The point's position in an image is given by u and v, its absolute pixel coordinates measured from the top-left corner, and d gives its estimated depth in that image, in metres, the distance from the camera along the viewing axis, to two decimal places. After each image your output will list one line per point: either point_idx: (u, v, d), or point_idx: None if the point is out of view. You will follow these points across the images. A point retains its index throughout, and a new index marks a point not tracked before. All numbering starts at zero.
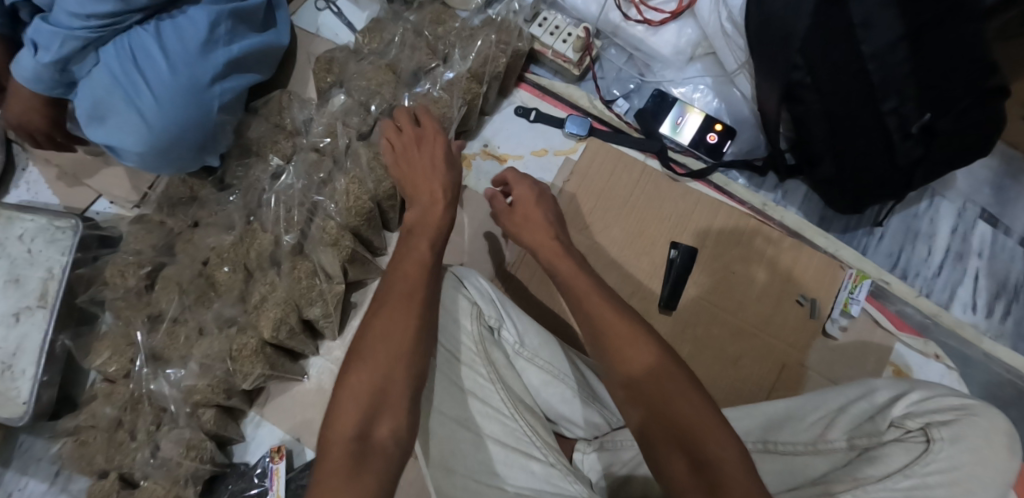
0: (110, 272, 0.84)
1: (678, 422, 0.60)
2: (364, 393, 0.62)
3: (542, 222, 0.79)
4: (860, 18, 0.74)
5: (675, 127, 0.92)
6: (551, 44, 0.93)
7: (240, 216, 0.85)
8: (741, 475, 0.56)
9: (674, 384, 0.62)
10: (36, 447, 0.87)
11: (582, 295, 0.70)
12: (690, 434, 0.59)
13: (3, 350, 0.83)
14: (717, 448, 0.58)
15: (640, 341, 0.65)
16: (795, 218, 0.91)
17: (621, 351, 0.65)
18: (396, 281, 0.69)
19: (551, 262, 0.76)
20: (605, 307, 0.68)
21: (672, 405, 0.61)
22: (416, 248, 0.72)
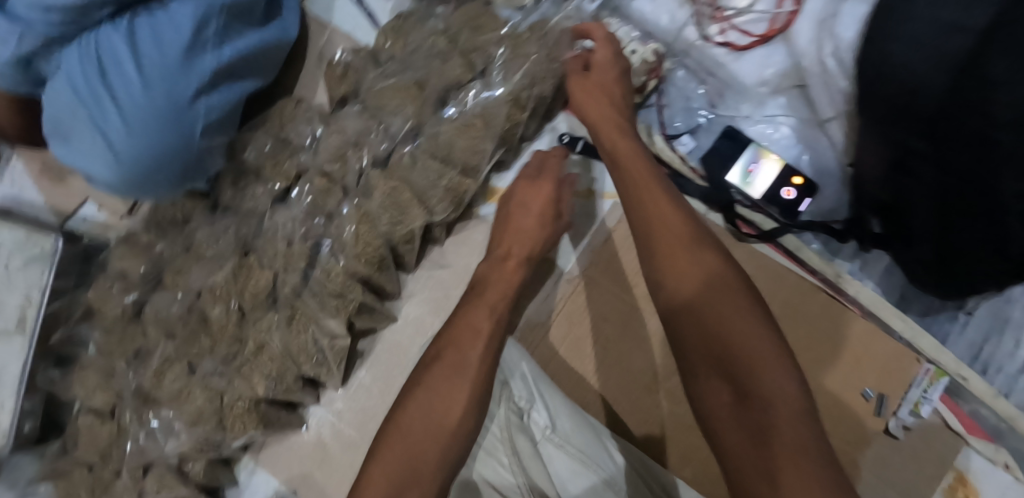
0: (94, 298, 0.76)
1: (716, 339, 0.52)
2: (393, 470, 0.55)
3: (608, 101, 0.70)
4: (1003, 74, 0.55)
5: (748, 176, 0.78)
6: None
7: (234, 245, 0.74)
8: (786, 410, 0.48)
9: (718, 296, 0.53)
10: None
11: (641, 190, 0.61)
12: (736, 352, 0.51)
13: None
14: (767, 377, 0.49)
15: (691, 249, 0.56)
16: (874, 296, 0.78)
17: (668, 261, 0.56)
18: (449, 350, 0.61)
19: (620, 166, 0.64)
20: (657, 208, 0.59)
21: (714, 315, 0.53)
22: (475, 314, 0.64)
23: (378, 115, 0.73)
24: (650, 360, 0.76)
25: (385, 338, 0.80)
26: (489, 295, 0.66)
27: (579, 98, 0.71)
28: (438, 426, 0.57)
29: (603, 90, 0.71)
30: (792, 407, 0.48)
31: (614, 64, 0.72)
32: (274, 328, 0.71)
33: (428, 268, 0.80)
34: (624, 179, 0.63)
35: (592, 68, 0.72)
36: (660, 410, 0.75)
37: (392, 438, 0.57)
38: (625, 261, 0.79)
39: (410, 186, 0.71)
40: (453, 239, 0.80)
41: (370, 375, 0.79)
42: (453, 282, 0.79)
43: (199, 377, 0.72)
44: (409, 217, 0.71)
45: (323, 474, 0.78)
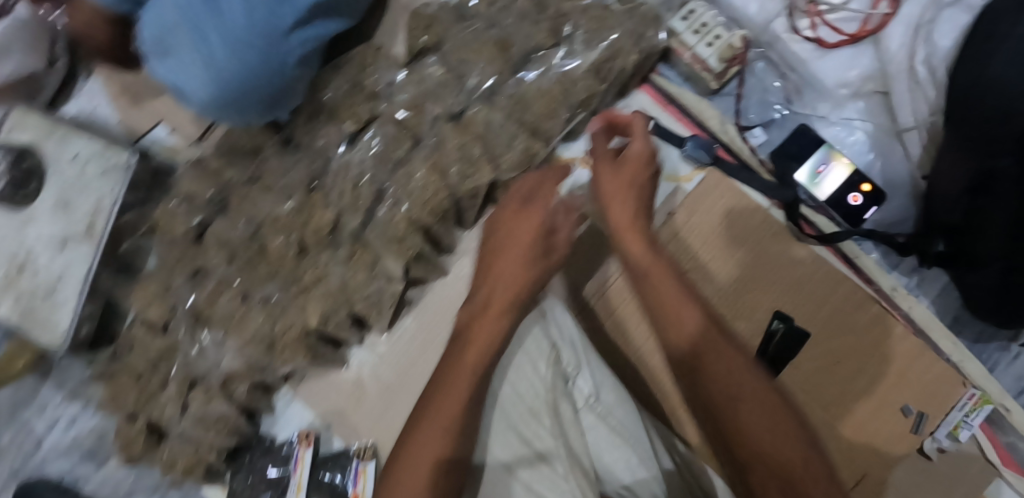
0: (161, 217, 0.80)
1: (773, 468, 0.52)
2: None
3: (637, 198, 0.64)
4: None
5: (815, 176, 0.77)
6: (691, 44, 0.76)
7: (303, 180, 0.76)
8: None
9: (771, 420, 0.54)
10: (79, 368, 0.90)
11: (657, 278, 0.61)
12: (798, 483, 0.52)
13: (49, 273, 0.81)
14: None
15: (740, 368, 0.56)
16: (926, 315, 0.77)
17: (717, 382, 0.56)
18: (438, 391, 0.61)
19: (650, 279, 0.61)
20: (699, 323, 0.59)
21: (764, 441, 0.53)
22: (467, 355, 0.62)
23: (458, 71, 0.75)
24: None
25: (435, 290, 0.79)
26: (490, 321, 0.63)
27: (607, 181, 0.65)
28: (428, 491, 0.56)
29: (635, 181, 0.65)
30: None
31: (649, 165, 0.65)
32: (334, 264, 0.74)
33: None
34: (646, 286, 0.61)
35: (625, 160, 0.65)
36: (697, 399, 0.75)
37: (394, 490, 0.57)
38: (678, 249, 0.76)
39: (484, 144, 0.72)
40: None
41: (416, 324, 0.79)
42: None
43: (256, 300, 0.75)
44: (480, 171, 0.72)
45: (357, 414, 0.79)
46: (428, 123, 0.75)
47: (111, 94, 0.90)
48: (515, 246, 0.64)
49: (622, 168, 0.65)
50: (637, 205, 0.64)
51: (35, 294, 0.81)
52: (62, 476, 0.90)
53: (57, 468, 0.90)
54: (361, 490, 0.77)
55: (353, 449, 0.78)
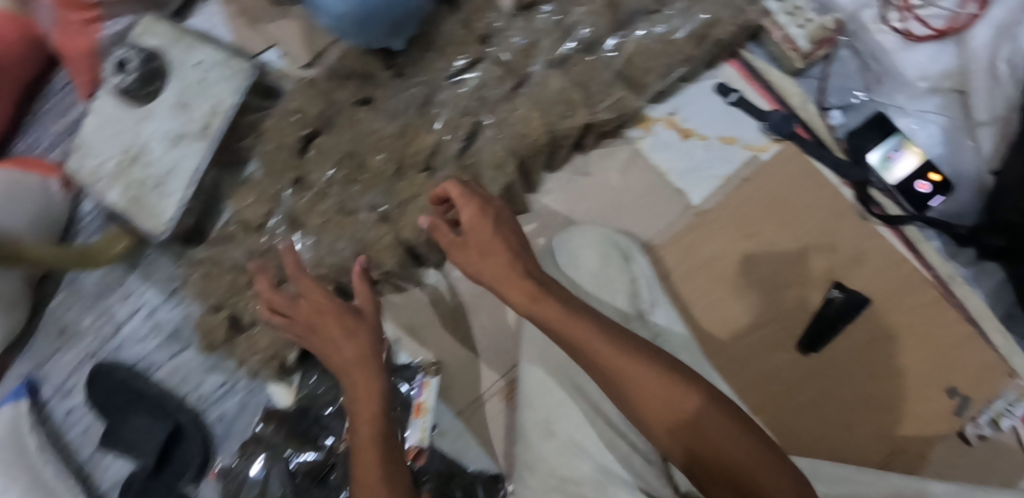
0: (270, 126, 0.85)
1: (712, 459, 0.55)
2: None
3: (501, 247, 0.59)
4: None
5: (888, 160, 0.81)
6: (784, 25, 0.81)
7: (407, 107, 0.82)
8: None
9: (692, 421, 0.56)
10: (166, 262, 0.96)
11: (613, 365, 0.57)
12: (738, 470, 0.54)
13: (159, 168, 0.86)
14: (769, 478, 0.53)
15: (658, 384, 0.56)
16: (980, 306, 0.81)
17: (649, 400, 0.56)
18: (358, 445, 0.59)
19: (546, 318, 0.58)
20: (637, 369, 0.56)
21: (697, 433, 0.55)
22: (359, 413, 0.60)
23: (564, 24, 0.81)
24: (751, 305, 0.80)
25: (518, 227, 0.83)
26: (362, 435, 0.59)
27: (461, 260, 0.60)
28: None
29: (488, 225, 0.60)
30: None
31: (484, 214, 0.60)
32: (428, 184, 0.78)
33: (571, 172, 0.84)
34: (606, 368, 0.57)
35: (469, 229, 0.60)
36: (756, 357, 0.79)
37: None
38: (747, 212, 0.82)
39: (582, 92, 0.78)
40: (599, 151, 0.84)
41: None
42: (596, 190, 0.83)
43: (351, 210, 0.81)
44: (577, 114, 0.78)
45: (426, 331, 0.84)
46: (536, 68, 0.80)
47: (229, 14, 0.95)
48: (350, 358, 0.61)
49: (483, 208, 0.60)
50: (505, 248, 0.59)
51: (144, 185, 0.87)
52: (136, 362, 0.95)
53: (131, 354, 0.96)
54: (425, 401, 0.80)
55: (420, 364, 0.82)
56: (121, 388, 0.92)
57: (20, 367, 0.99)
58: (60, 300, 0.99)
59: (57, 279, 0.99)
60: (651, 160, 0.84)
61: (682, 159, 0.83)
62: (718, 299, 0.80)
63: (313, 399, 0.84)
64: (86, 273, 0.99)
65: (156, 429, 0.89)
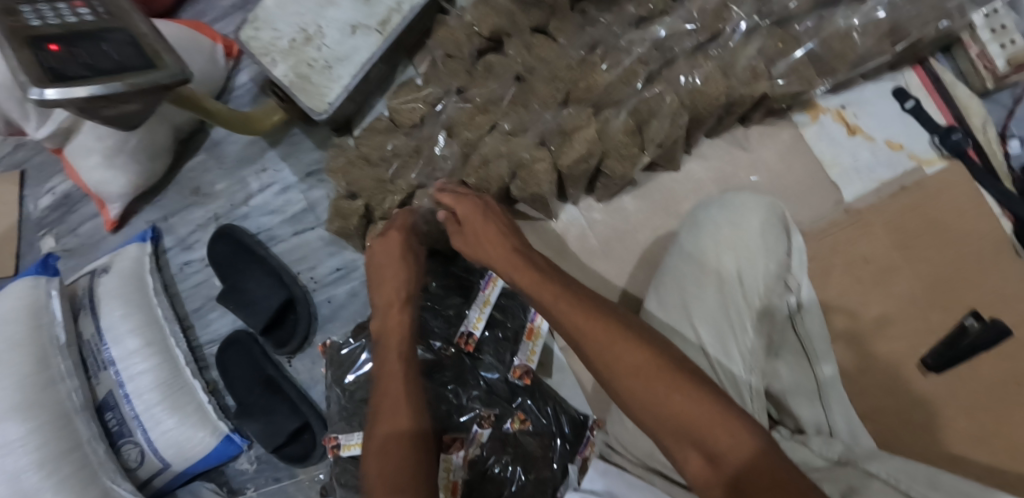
0: (446, 34, 0.87)
1: (671, 416, 0.53)
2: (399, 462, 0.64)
3: (495, 235, 0.69)
4: None
5: None
6: (982, 42, 0.80)
7: (587, 43, 0.82)
8: (764, 468, 0.49)
9: (653, 382, 0.55)
10: (307, 145, 1.00)
11: (620, 366, 0.56)
12: (712, 443, 0.51)
13: (332, 51, 0.89)
14: (724, 435, 0.51)
15: (650, 377, 0.55)
16: None
17: (643, 396, 0.55)
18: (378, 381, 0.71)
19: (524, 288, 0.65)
20: (648, 378, 0.55)
21: (657, 394, 0.54)
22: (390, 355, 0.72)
23: None
24: (887, 313, 0.78)
25: (665, 183, 0.86)
26: (389, 381, 0.70)
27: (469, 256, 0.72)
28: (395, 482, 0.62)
29: (480, 221, 0.71)
30: (768, 466, 0.50)
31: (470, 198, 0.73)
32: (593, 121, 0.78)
33: (728, 143, 0.86)
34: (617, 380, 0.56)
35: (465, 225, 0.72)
36: (884, 368, 0.76)
37: None
38: (900, 220, 0.81)
39: (766, 65, 0.77)
40: (762, 129, 0.85)
41: (634, 205, 0.86)
42: (749, 165, 0.85)
43: (505, 128, 0.81)
44: (758, 85, 0.77)
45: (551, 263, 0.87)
46: (731, 27, 0.77)
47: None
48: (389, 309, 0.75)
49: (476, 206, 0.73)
50: (498, 242, 0.69)
51: (313, 65, 0.89)
52: (260, 233, 1.00)
53: (258, 225, 1.00)
54: (538, 327, 0.82)
55: None
56: (246, 252, 0.97)
57: (150, 214, 1.04)
58: (200, 160, 1.03)
59: (200, 139, 1.03)
60: (812, 147, 0.85)
61: (845, 155, 0.84)
62: (854, 297, 0.79)
63: (425, 296, 0.85)
64: (228, 138, 1.02)
65: (275, 294, 0.94)
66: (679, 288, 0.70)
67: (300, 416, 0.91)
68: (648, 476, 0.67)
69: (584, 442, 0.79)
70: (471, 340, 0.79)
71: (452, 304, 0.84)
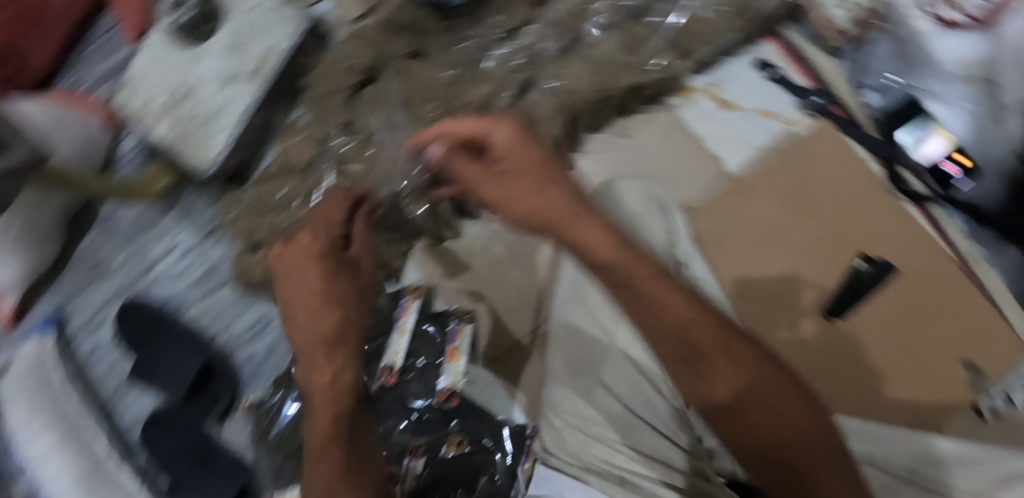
0: (324, 73, 0.88)
1: (735, 405, 0.52)
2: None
3: (554, 185, 0.55)
4: None
5: (914, 141, 0.85)
6: (830, 6, 0.90)
7: (460, 61, 0.85)
8: (830, 471, 0.49)
9: (724, 358, 0.53)
10: (203, 204, 0.98)
11: (690, 338, 0.53)
12: (778, 430, 0.51)
13: (209, 104, 0.88)
14: (788, 423, 0.51)
15: (721, 352, 0.53)
16: (994, 282, 0.83)
17: (709, 372, 0.52)
18: (313, 429, 0.58)
19: (574, 236, 0.55)
20: (716, 353, 0.52)
21: (738, 381, 0.52)
22: (318, 398, 0.61)
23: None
24: (788, 269, 0.80)
25: None
26: (324, 428, 0.58)
27: (502, 194, 0.55)
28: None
29: (528, 165, 0.55)
30: (818, 456, 0.50)
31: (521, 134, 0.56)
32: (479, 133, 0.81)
33: (612, 135, 0.87)
34: (688, 346, 0.53)
35: (514, 175, 0.55)
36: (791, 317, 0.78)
37: None
38: (779, 180, 0.85)
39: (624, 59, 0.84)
40: (642, 116, 0.88)
41: None
42: (637, 150, 0.87)
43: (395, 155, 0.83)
44: (623, 76, 0.83)
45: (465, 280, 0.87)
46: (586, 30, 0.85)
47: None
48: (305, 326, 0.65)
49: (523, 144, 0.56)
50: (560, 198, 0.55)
51: (192, 120, 0.88)
52: (167, 300, 0.96)
53: (163, 293, 0.96)
54: (459, 347, 0.81)
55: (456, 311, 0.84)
56: (152, 324, 0.92)
57: (47, 303, 0.98)
58: (93, 238, 0.99)
59: (91, 217, 1.00)
60: (689, 126, 0.88)
61: (720, 128, 0.88)
62: (754, 261, 0.80)
63: None
64: (122, 211, 1.00)
65: (191, 360, 0.91)
66: (582, 288, 0.77)
67: (234, 484, 0.85)
68: (585, 475, 0.71)
69: (525, 451, 0.75)
70: (393, 371, 0.78)
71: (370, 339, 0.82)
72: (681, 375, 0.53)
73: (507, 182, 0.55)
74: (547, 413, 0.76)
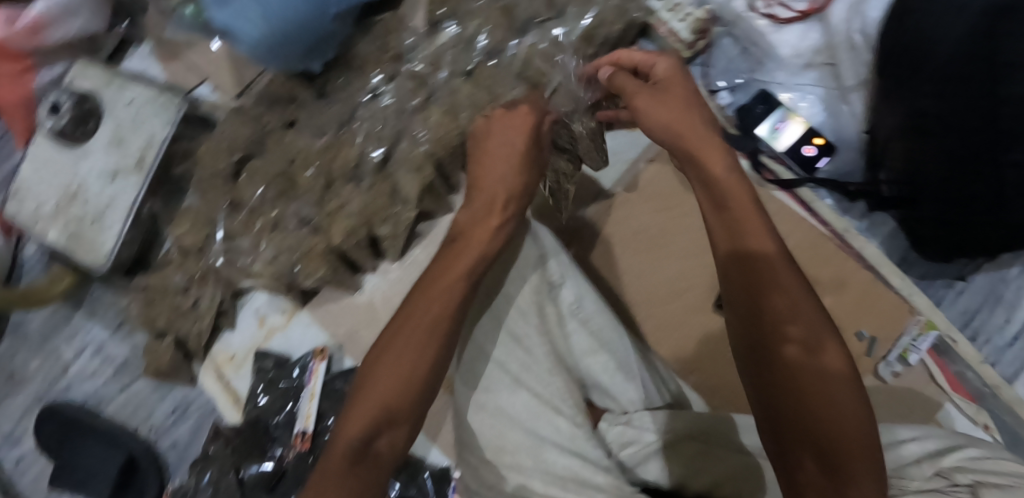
0: (204, 153, 0.89)
1: (786, 323, 0.57)
2: (398, 393, 0.63)
3: (692, 110, 0.66)
4: (1007, 57, 0.72)
5: (772, 130, 0.90)
6: (667, 21, 0.90)
7: (333, 124, 0.87)
8: (851, 408, 0.54)
9: (787, 284, 0.58)
10: (109, 296, 0.97)
11: (764, 254, 0.59)
12: (816, 360, 0.56)
13: (97, 202, 0.90)
14: (828, 358, 0.56)
15: (789, 281, 0.58)
16: (875, 252, 0.88)
17: (772, 291, 0.58)
18: (425, 298, 0.67)
19: (690, 146, 0.64)
20: (786, 279, 0.58)
21: (808, 365, 0.55)
22: (467, 245, 0.70)
23: (469, 36, 0.87)
24: (671, 273, 0.88)
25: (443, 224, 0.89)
26: (432, 310, 0.66)
27: (648, 104, 0.67)
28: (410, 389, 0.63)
29: (674, 99, 0.67)
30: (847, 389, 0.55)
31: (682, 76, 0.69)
32: (356, 191, 0.83)
33: None
34: (761, 260, 0.59)
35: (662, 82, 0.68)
36: (677, 314, 0.88)
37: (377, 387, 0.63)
38: (646, 197, 0.90)
39: (489, 92, 0.83)
40: None
41: (424, 253, 0.88)
42: None
43: (284, 225, 0.86)
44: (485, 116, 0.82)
45: (368, 335, 0.88)
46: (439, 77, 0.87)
47: (157, 22, 0.97)
48: (495, 143, 0.73)
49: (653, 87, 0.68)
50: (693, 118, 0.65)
51: (82, 220, 0.90)
52: (86, 399, 0.96)
53: (80, 393, 0.96)
54: None
55: None
56: (73, 428, 0.92)
57: None
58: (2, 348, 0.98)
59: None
60: None
61: None
62: (634, 274, 0.89)
63: (262, 410, 0.86)
64: (30, 314, 0.98)
65: (110, 459, 0.90)
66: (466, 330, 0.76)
67: None
68: None
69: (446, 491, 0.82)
70: (306, 437, 0.84)
71: (283, 410, 0.86)
72: (744, 281, 0.59)
73: (650, 98, 0.68)
74: (461, 452, 0.76)
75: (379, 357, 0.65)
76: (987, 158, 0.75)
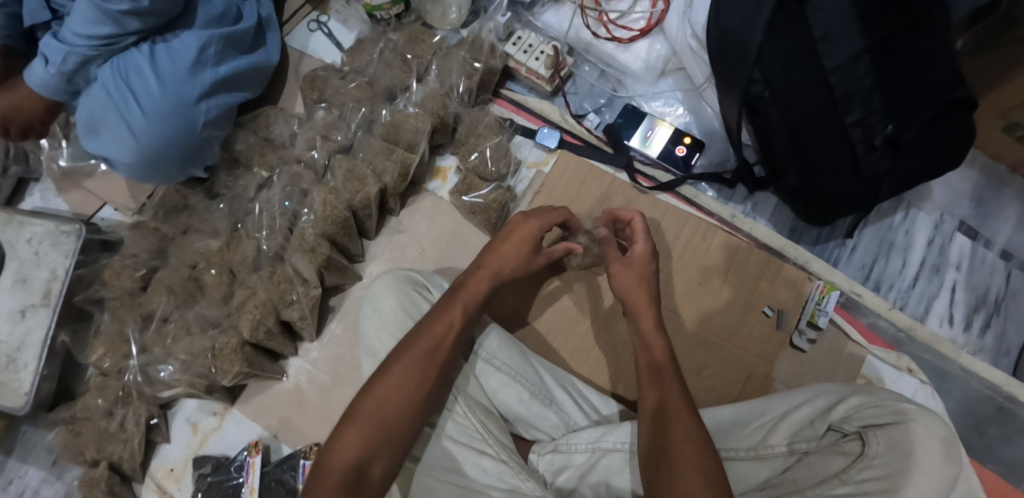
0: (108, 273, 0.89)
1: (655, 392, 0.66)
2: (393, 416, 0.68)
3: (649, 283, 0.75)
4: (821, 31, 0.74)
5: (641, 140, 0.96)
6: (524, 61, 0.97)
7: (226, 223, 0.90)
8: (692, 451, 0.60)
9: (658, 362, 0.69)
10: (40, 433, 0.93)
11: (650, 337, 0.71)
12: (669, 414, 0.64)
13: (10, 342, 0.89)
14: (682, 421, 0.63)
15: (664, 358, 0.69)
16: (763, 229, 0.94)
17: (652, 366, 0.69)
18: (432, 322, 0.72)
19: (621, 285, 0.76)
20: (662, 357, 0.69)
21: (669, 412, 0.64)
22: (473, 283, 0.76)
23: (342, 113, 0.92)
24: (581, 296, 0.93)
25: (352, 293, 0.94)
26: (434, 332, 0.72)
27: (620, 271, 0.77)
28: (412, 405, 0.69)
29: (634, 271, 0.76)
30: (699, 445, 0.61)
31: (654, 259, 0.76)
32: (257, 280, 0.84)
33: (388, 234, 0.96)
34: (645, 341, 0.71)
35: (634, 259, 0.77)
36: (593, 335, 0.91)
37: (364, 416, 0.67)
38: None
39: (369, 165, 0.88)
40: (408, 209, 0.97)
41: (341, 326, 0.93)
42: (411, 243, 0.96)
43: (199, 323, 0.86)
44: (367, 187, 0.86)
45: (301, 419, 0.90)
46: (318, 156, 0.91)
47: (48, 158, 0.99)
48: (508, 248, 0.78)
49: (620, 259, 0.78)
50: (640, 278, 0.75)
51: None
52: None
53: None
54: None
55: (302, 450, 0.86)
56: None
57: None
58: None
59: None
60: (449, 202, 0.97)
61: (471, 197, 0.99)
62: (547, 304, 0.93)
63: None
64: None
65: None
66: None
67: None
68: None
69: None
70: None
71: None
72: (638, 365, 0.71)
73: (624, 265, 0.77)
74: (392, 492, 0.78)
75: (376, 375, 0.70)
76: (830, 128, 0.79)
